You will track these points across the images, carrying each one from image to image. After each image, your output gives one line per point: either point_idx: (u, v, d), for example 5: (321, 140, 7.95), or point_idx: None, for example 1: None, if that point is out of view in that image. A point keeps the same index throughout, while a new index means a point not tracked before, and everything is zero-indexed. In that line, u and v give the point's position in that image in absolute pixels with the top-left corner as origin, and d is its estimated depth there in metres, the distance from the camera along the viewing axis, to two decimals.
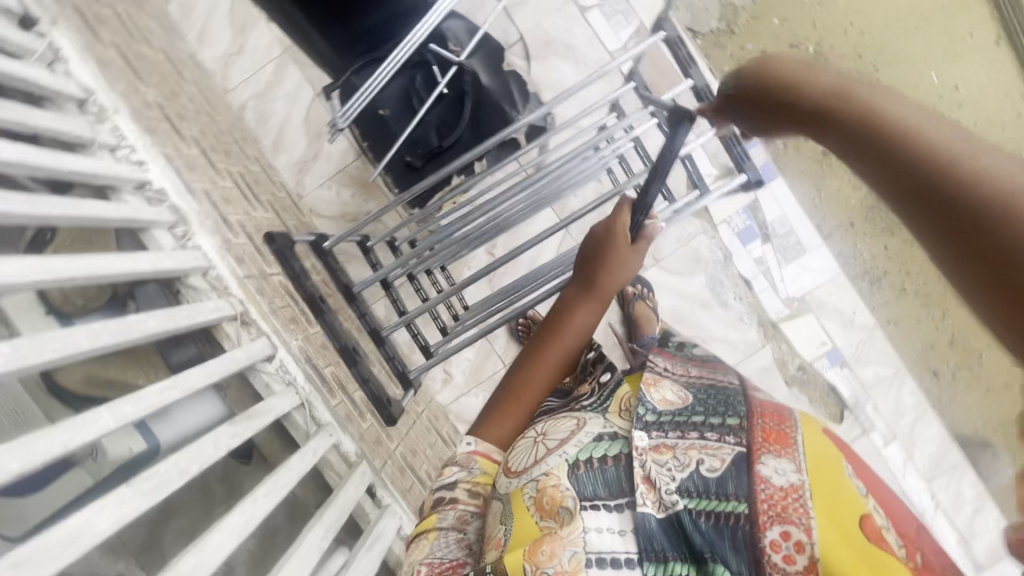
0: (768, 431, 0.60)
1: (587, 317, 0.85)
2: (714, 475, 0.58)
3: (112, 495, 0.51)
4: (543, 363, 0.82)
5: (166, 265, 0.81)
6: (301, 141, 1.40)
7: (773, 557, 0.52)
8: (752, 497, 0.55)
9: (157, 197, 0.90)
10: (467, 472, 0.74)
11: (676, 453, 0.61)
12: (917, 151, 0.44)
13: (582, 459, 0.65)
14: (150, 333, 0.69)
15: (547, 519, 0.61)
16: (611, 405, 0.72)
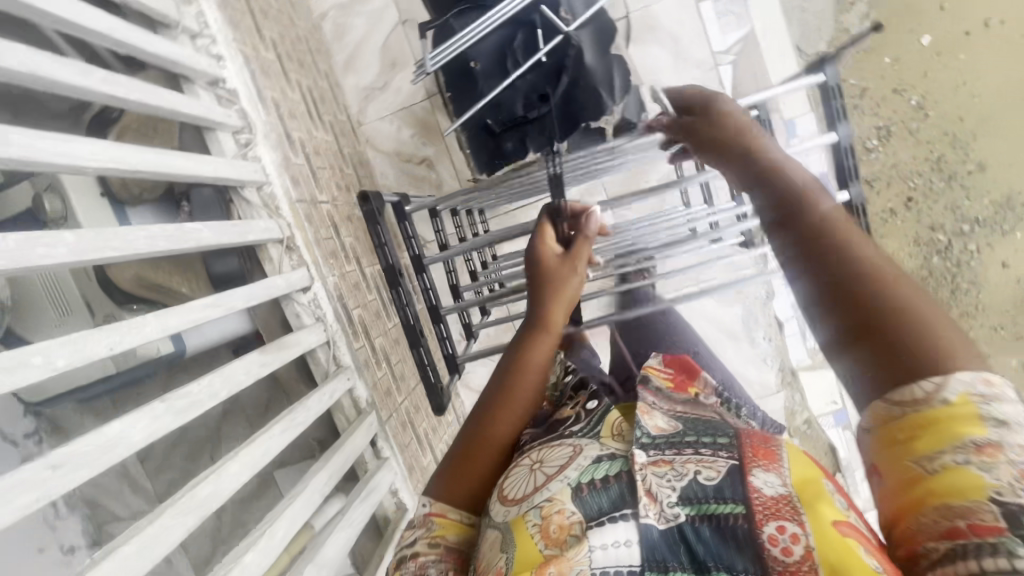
0: (755, 445, 0.50)
1: (541, 351, 0.62)
2: (713, 484, 0.47)
3: (147, 408, 0.51)
4: (507, 410, 0.60)
5: (227, 173, 0.78)
6: (374, 65, 1.33)
7: (773, 554, 0.42)
8: (748, 499, 0.45)
9: (228, 98, 0.86)
10: (422, 532, 0.55)
11: (674, 465, 0.50)
12: (805, 204, 0.43)
13: (584, 481, 0.51)
14: (203, 244, 0.67)
15: (552, 548, 0.47)
16: (601, 429, 0.56)
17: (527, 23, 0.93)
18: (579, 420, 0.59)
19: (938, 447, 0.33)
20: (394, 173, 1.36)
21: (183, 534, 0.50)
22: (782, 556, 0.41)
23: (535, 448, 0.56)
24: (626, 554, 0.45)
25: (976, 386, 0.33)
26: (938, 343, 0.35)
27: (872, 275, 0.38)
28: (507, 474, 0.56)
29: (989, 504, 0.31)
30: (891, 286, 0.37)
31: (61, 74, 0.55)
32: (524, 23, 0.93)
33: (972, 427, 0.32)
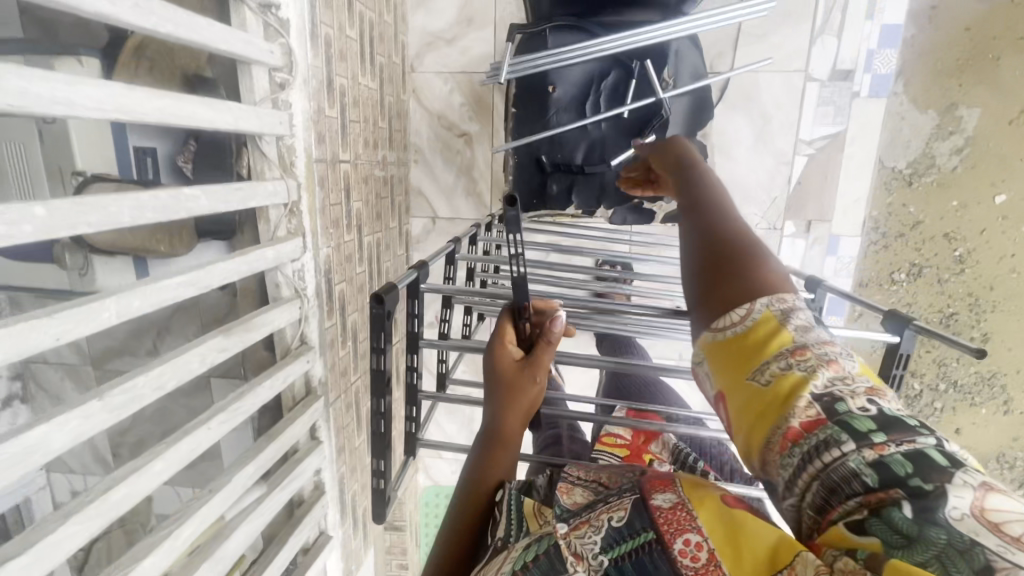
0: (653, 475, 0.39)
1: (509, 455, 0.49)
2: (623, 522, 0.36)
3: (80, 407, 0.47)
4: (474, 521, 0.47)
5: (247, 125, 0.70)
6: (449, 12, 1.19)
7: (687, 563, 0.32)
8: (648, 515, 0.35)
9: (277, 29, 0.75)
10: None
11: (590, 520, 0.37)
12: (696, 191, 0.50)
13: (518, 573, 0.36)
14: (196, 212, 0.61)
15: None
16: (529, 523, 0.41)
17: (624, 67, 0.84)
18: (500, 521, 0.44)
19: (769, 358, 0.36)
20: (429, 135, 1.26)
21: (83, 540, 0.49)
22: (695, 563, 0.32)
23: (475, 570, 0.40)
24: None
25: (781, 307, 0.38)
26: (764, 281, 0.40)
27: (728, 245, 0.43)
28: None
29: (811, 398, 0.33)
30: (751, 254, 0.42)
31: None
32: (622, 66, 0.84)
33: (778, 340, 0.37)
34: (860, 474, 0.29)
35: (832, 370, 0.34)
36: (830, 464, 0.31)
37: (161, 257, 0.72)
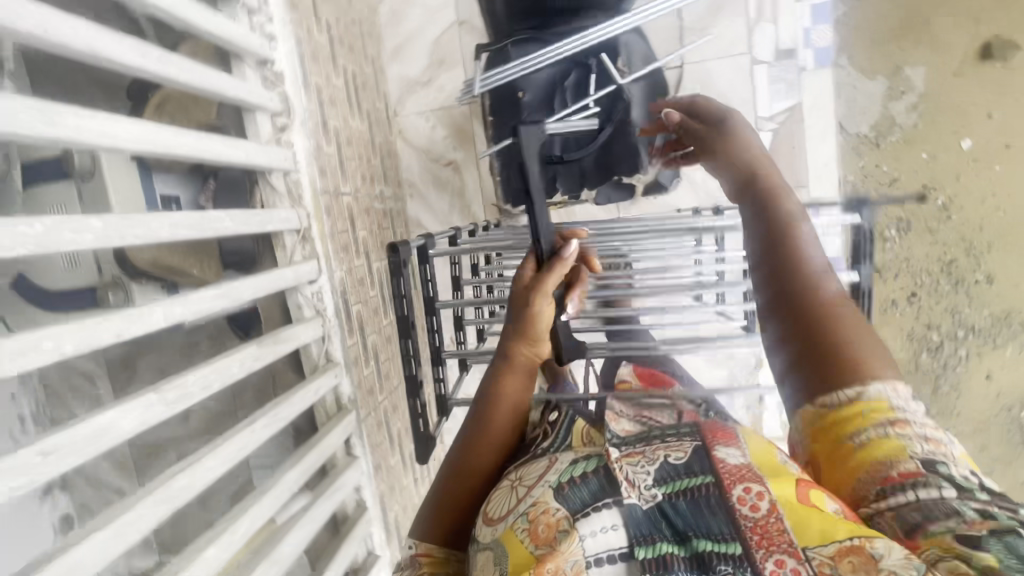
0: (713, 429, 0.56)
1: (518, 388, 0.65)
2: (682, 462, 0.53)
3: (141, 398, 0.52)
4: (488, 443, 0.63)
5: (257, 160, 0.79)
6: (421, 59, 1.33)
7: (744, 511, 0.47)
8: (716, 471, 0.51)
9: (274, 79, 0.86)
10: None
11: (644, 454, 0.55)
12: (772, 214, 0.57)
13: (564, 480, 0.54)
14: (222, 232, 0.69)
15: (543, 547, 0.50)
16: (572, 439, 0.60)
17: (583, 65, 0.93)
18: (548, 435, 0.63)
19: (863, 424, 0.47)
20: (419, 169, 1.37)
21: (152, 525, 0.52)
22: (752, 512, 0.47)
23: (512, 470, 0.60)
24: (615, 537, 0.48)
25: (887, 389, 0.47)
26: (867, 364, 0.48)
27: (824, 305, 0.51)
28: (492, 493, 0.59)
29: (910, 457, 0.44)
30: (826, 309, 0.51)
31: (119, 53, 0.55)
32: (581, 64, 0.94)
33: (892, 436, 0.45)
34: (960, 513, 0.40)
35: (931, 442, 0.45)
36: (930, 500, 0.42)
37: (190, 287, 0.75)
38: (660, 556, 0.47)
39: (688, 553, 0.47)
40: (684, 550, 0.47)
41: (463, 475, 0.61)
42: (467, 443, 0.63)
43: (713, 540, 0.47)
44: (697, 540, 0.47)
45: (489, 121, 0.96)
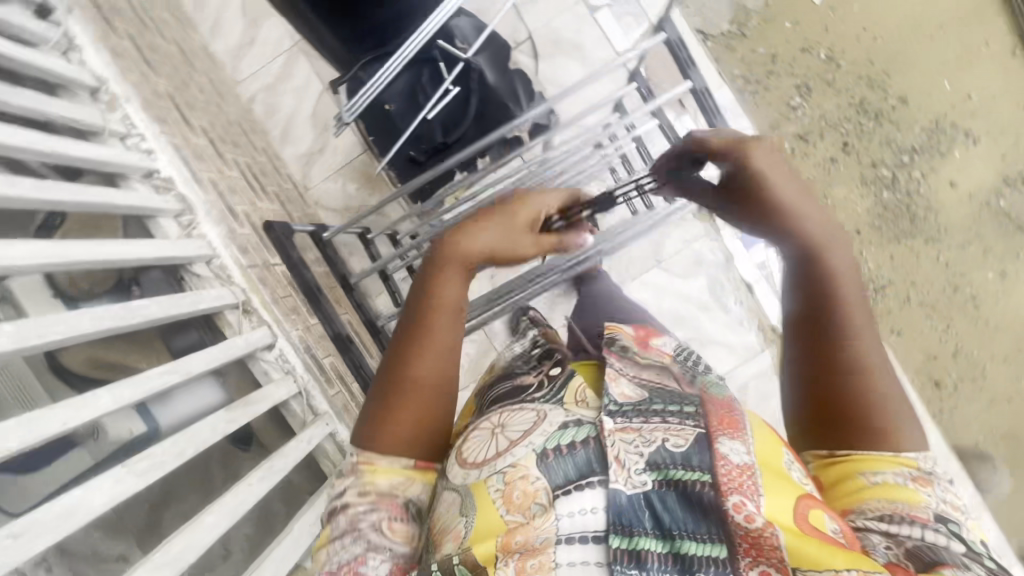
0: (719, 415, 0.58)
1: (454, 292, 0.63)
2: (681, 451, 0.54)
3: (108, 473, 0.53)
4: (429, 350, 0.61)
5: (170, 252, 0.83)
6: (308, 133, 1.42)
7: (739, 521, 0.48)
8: (714, 470, 0.52)
9: (164, 185, 0.92)
10: (354, 481, 0.58)
11: (642, 433, 0.56)
12: (826, 289, 0.56)
13: (551, 447, 0.56)
14: (151, 317, 0.70)
15: (516, 512, 0.53)
16: (566, 395, 0.63)
17: (429, 59, 0.99)
18: (542, 386, 0.66)
19: (866, 468, 0.52)
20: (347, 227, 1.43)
21: None
22: (746, 524, 0.47)
23: (496, 414, 0.64)
24: (593, 520, 0.51)
25: (918, 457, 0.52)
26: (894, 425, 0.53)
27: (863, 365, 0.54)
28: (466, 437, 0.62)
29: None
30: (865, 372, 0.54)
31: None
32: (426, 58, 0.99)
33: None
34: None
35: (945, 505, 0.49)
36: None
37: (156, 397, 0.79)
38: (636, 549, 0.48)
39: (669, 548, 0.49)
40: (666, 546, 0.49)
41: (402, 384, 0.60)
42: (400, 348, 0.61)
43: (699, 542, 0.48)
44: (683, 540, 0.49)
45: (370, 141, 1.01)
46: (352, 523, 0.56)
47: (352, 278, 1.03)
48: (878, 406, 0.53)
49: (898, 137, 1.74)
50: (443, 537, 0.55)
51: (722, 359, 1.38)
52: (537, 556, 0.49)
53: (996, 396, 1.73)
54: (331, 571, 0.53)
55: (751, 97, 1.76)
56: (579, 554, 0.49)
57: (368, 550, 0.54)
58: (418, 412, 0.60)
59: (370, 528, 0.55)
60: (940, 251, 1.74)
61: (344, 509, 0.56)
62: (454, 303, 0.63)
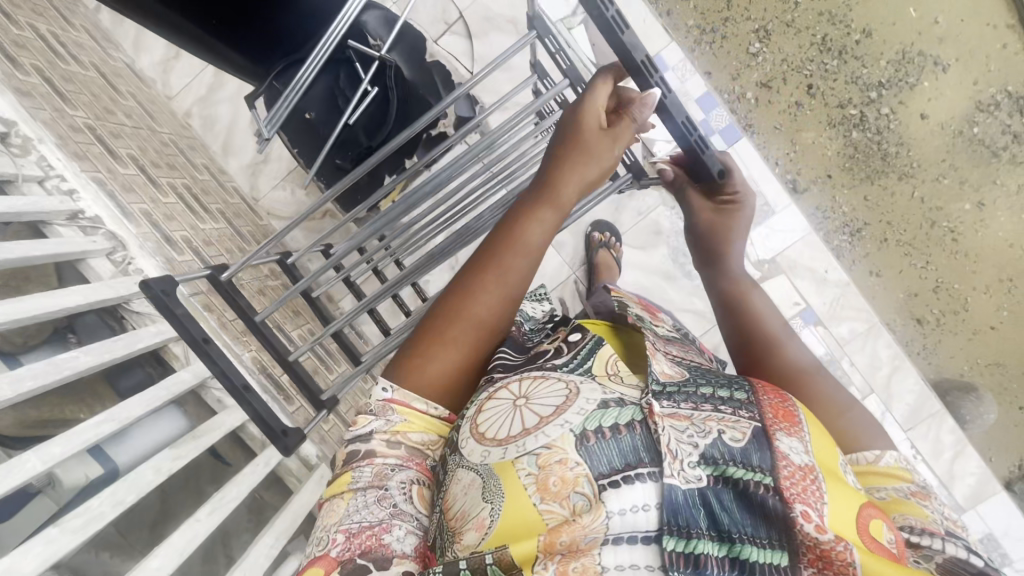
0: (773, 405, 0.49)
1: (540, 231, 0.58)
2: (739, 447, 0.45)
3: (39, 536, 0.55)
4: (492, 290, 0.57)
5: (102, 296, 0.82)
6: (249, 143, 1.40)
7: (808, 532, 0.40)
8: (776, 470, 0.43)
9: (91, 225, 0.91)
10: (383, 422, 0.53)
11: (694, 421, 0.47)
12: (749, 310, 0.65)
13: (591, 429, 0.47)
14: (82, 368, 0.71)
15: (553, 503, 0.44)
16: (595, 364, 0.54)
17: (345, 60, 0.94)
18: (562, 353, 0.56)
19: (871, 484, 0.49)
20: None
21: None
22: (817, 536, 0.40)
23: (514, 380, 0.53)
24: (645, 519, 0.42)
25: (901, 458, 0.51)
26: (859, 433, 0.53)
27: (797, 367, 0.59)
28: (483, 404, 0.52)
29: None
30: (801, 371, 0.58)
31: None
32: (340, 60, 0.94)
33: None
34: None
35: (947, 520, 0.45)
36: None
37: (110, 437, 0.77)
38: (693, 553, 0.40)
39: (727, 551, 0.41)
40: (723, 549, 0.41)
41: (461, 310, 0.56)
42: (471, 276, 0.57)
43: (760, 549, 0.41)
44: (743, 545, 0.41)
45: (294, 153, 0.99)
46: (377, 477, 0.51)
47: (257, 316, 0.83)
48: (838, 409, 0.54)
49: (865, 73, 1.65)
50: (462, 524, 0.46)
51: (689, 326, 1.38)
52: (581, 559, 0.41)
53: (977, 329, 1.68)
54: (353, 529, 0.48)
55: (707, 48, 1.69)
56: (627, 556, 0.41)
57: (392, 517, 0.49)
58: (463, 349, 0.56)
59: (394, 486, 0.51)
60: (914, 187, 1.66)
61: (371, 458, 0.52)
62: (535, 246, 0.58)
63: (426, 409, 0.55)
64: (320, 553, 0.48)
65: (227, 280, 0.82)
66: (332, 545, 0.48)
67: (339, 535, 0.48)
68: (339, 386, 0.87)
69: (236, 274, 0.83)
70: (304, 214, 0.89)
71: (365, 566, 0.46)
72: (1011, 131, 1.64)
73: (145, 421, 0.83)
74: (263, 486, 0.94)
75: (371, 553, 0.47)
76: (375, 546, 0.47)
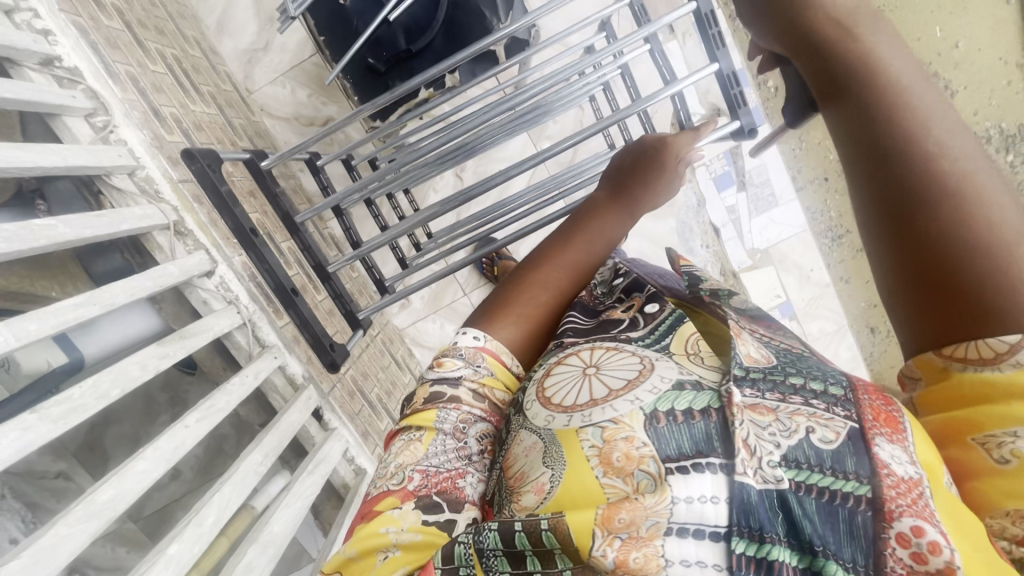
0: (873, 407, 0.41)
1: (610, 227, 0.61)
2: (831, 450, 0.39)
3: (13, 422, 0.48)
4: (560, 265, 0.58)
5: (84, 164, 0.71)
6: (249, 25, 1.23)
7: (901, 556, 0.35)
8: (877, 480, 0.37)
9: (69, 77, 0.76)
10: (471, 370, 0.52)
11: (779, 417, 0.41)
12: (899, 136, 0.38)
13: (663, 410, 0.42)
14: (62, 241, 0.62)
15: (615, 479, 0.40)
16: (672, 342, 0.48)
17: None
18: (637, 325, 0.51)
19: (995, 429, 0.37)
20: (296, 140, 1.29)
21: (86, 541, 0.49)
22: (913, 564, 0.34)
23: (585, 348, 0.49)
24: (714, 512, 0.37)
25: None
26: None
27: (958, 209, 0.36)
28: (551, 368, 0.49)
29: None
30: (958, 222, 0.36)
31: None
32: None
33: None
34: None
35: None
36: None
37: (80, 326, 0.67)
38: (766, 558, 0.36)
39: (806, 563, 0.37)
40: (802, 561, 0.37)
41: (538, 279, 0.58)
42: (540, 257, 0.60)
43: (846, 569, 0.36)
44: (827, 561, 0.36)
45: (323, 43, 0.88)
46: (462, 422, 0.49)
47: (298, 216, 0.82)
48: (1006, 260, 0.35)
49: None
50: (520, 486, 0.43)
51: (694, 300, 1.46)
52: (643, 549, 0.37)
53: None
54: (428, 472, 0.46)
55: None
56: (693, 550, 0.37)
57: (465, 463, 0.48)
58: (539, 318, 0.56)
59: (471, 439, 0.49)
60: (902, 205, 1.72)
61: (458, 403, 0.50)
62: (607, 239, 0.61)
63: (510, 364, 0.54)
64: (393, 487, 0.46)
65: (266, 168, 0.82)
66: (408, 480, 0.46)
67: (416, 476, 0.46)
68: (375, 306, 0.88)
69: (275, 165, 0.82)
70: (337, 120, 0.81)
71: (440, 504, 0.45)
72: None
73: (116, 313, 0.73)
74: (244, 402, 0.89)
75: (446, 494, 0.45)
76: (449, 488, 0.46)
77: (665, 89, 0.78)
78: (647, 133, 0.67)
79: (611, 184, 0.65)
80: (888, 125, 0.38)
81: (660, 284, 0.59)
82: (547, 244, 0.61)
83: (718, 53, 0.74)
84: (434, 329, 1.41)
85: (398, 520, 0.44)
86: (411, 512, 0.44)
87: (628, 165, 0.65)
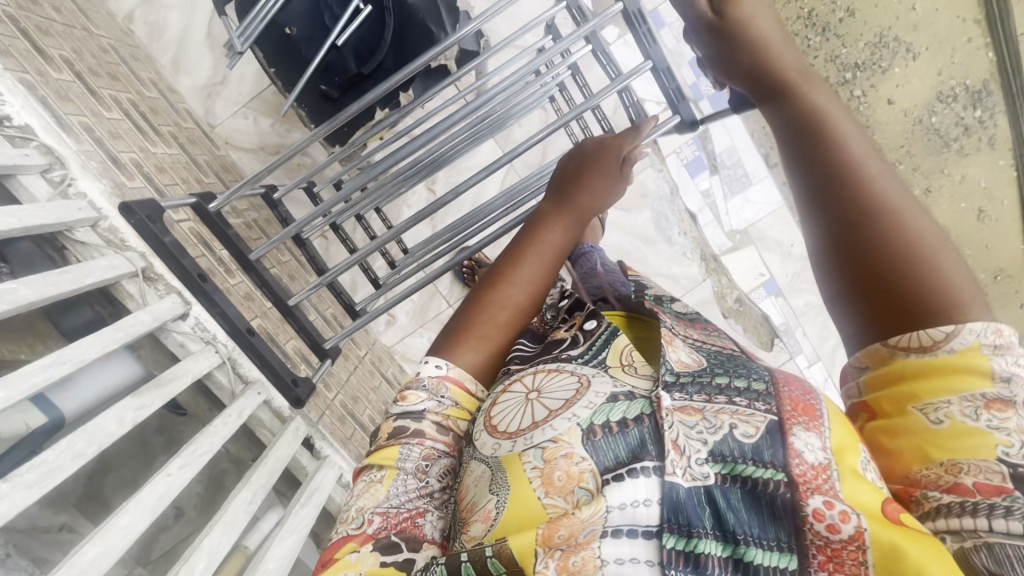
0: (793, 397, 0.43)
1: (561, 236, 0.62)
2: (751, 443, 0.40)
3: None
4: (517, 280, 0.58)
5: (43, 222, 0.70)
6: (205, 60, 1.23)
7: (818, 530, 0.36)
8: (790, 467, 0.38)
9: (20, 135, 0.76)
10: (435, 402, 0.52)
11: (705, 415, 0.42)
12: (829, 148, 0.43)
13: (598, 423, 0.43)
14: (23, 303, 0.61)
15: (557, 497, 0.41)
16: (608, 356, 0.49)
17: None
18: (577, 343, 0.51)
19: (930, 396, 0.38)
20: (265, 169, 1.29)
21: None
22: (828, 535, 0.35)
23: (528, 373, 0.50)
24: (646, 514, 0.39)
25: (983, 332, 0.38)
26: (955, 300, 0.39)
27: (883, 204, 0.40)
28: (497, 399, 0.49)
29: None
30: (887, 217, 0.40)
31: None
32: None
33: None
34: None
35: None
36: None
37: (55, 384, 0.67)
38: (693, 552, 0.37)
39: (729, 552, 0.38)
40: (727, 550, 0.38)
41: (496, 297, 0.58)
42: (494, 274, 0.60)
43: (768, 552, 0.37)
44: (748, 547, 0.37)
45: (274, 74, 0.87)
46: (425, 459, 0.50)
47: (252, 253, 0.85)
48: (929, 258, 0.39)
49: (844, 53, 1.32)
50: (470, 515, 0.44)
51: (666, 288, 1.52)
52: (581, 553, 0.38)
53: None
54: (387, 514, 0.47)
55: None
56: (627, 549, 0.38)
57: (426, 502, 0.48)
58: (500, 337, 0.57)
59: (433, 477, 0.50)
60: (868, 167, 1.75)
61: (421, 438, 0.50)
62: (559, 249, 0.61)
63: (475, 390, 0.55)
64: (352, 532, 0.47)
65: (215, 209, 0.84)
66: (367, 523, 0.47)
67: (376, 518, 0.47)
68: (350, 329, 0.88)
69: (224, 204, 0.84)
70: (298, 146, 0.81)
71: (399, 543, 0.45)
72: (965, 123, 1.27)
73: (91, 366, 0.73)
74: (233, 440, 0.90)
75: (405, 533, 0.46)
76: (408, 527, 0.46)
77: (609, 85, 0.79)
78: (588, 139, 0.68)
79: (558, 192, 0.65)
80: (819, 140, 0.43)
81: (608, 297, 0.61)
82: (500, 259, 0.61)
83: (650, 48, 0.76)
84: (423, 343, 1.41)
85: (355, 564, 0.44)
86: (368, 555, 0.44)
87: (572, 172, 0.66)
